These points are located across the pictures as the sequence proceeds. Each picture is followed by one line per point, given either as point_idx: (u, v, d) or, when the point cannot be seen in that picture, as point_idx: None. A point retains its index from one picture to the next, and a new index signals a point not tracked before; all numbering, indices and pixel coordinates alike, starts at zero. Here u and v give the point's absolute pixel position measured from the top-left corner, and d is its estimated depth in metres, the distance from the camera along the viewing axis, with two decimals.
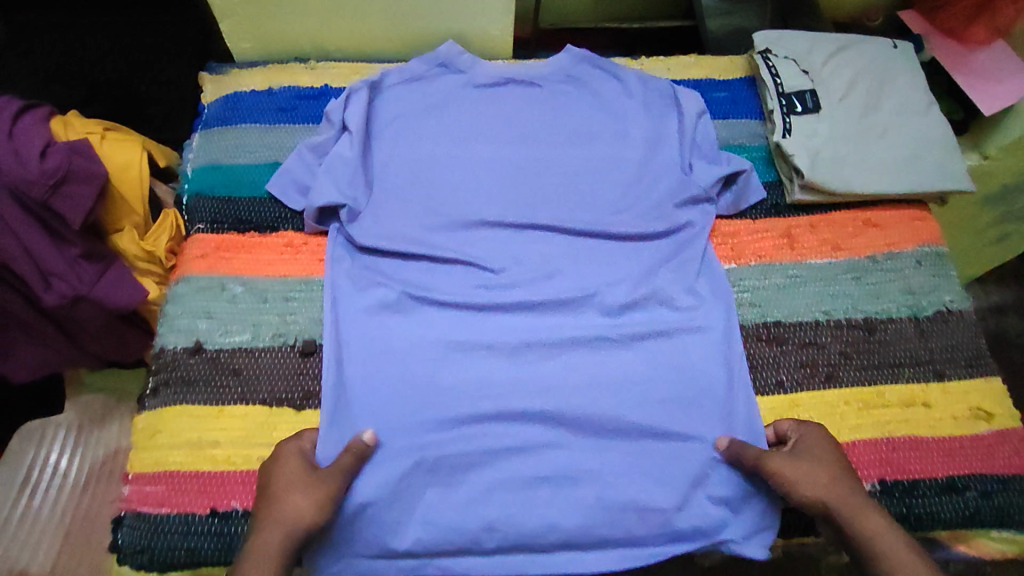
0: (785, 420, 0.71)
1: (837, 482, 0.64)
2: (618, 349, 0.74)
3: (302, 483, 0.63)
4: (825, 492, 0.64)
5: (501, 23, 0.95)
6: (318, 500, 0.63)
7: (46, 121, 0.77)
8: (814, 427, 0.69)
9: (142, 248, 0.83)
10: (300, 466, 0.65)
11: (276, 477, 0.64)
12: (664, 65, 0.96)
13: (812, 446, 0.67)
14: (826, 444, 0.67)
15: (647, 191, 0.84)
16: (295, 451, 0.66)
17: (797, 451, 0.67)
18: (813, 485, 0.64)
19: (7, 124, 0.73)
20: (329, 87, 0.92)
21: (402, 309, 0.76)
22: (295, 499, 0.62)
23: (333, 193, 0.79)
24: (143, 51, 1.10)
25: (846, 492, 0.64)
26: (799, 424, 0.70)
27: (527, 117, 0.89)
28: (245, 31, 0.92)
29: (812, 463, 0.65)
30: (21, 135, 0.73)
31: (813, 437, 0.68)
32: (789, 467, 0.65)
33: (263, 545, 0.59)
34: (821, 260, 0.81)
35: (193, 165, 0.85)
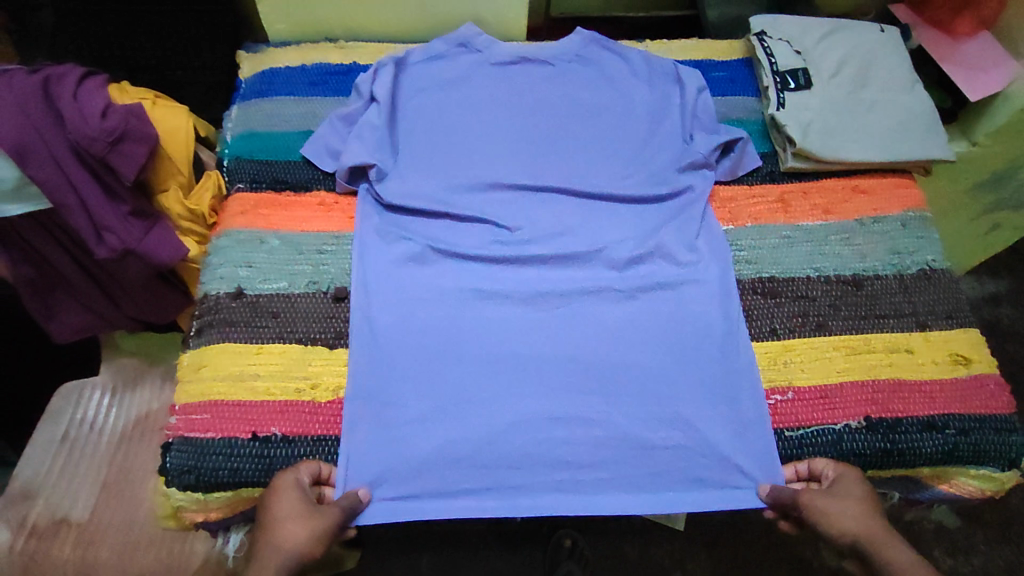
0: (822, 459, 0.73)
1: (872, 520, 0.66)
2: (626, 301, 0.80)
3: (300, 513, 0.65)
4: (858, 529, 0.65)
5: (517, 7, 1.02)
6: (314, 534, 0.64)
7: (105, 87, 0.85)
8: (855, 471, 0.71)
9: (186, 206, 0.90)
10: (296, 497, 0.66)
11: (273, 508, 0.65)
12: (666, 47, 1.04)
13: (850, 488, 0.68)
14: (862, 488, 0.69)
15: (651, 159, 0.91)
16: (291, 481, 0.67)
17: (835, 490, 0.68)
18: (844, 526, 0.66)
19: (72, 87, 0.81)
20: (357, 64, 1.00)
21: (426, 261, 0.82)
22: (293, 529, 0.64)
23: (363, 155, 0.86)
24: (180, 40, 1.20)
25: (877, 532, 0.65)
26: (844, 467, 0.71)
27: (540, 93, 0.97)
28: (281, 13, 1.00)
29: (846, 502, 0.67)
30: (84, 98, 0.81)
31: (853, 478, 0.70)
32: (822, 501, 0.67)
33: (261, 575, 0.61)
34: (812, 222, 0.87)
35: (233, 132, 0.93)
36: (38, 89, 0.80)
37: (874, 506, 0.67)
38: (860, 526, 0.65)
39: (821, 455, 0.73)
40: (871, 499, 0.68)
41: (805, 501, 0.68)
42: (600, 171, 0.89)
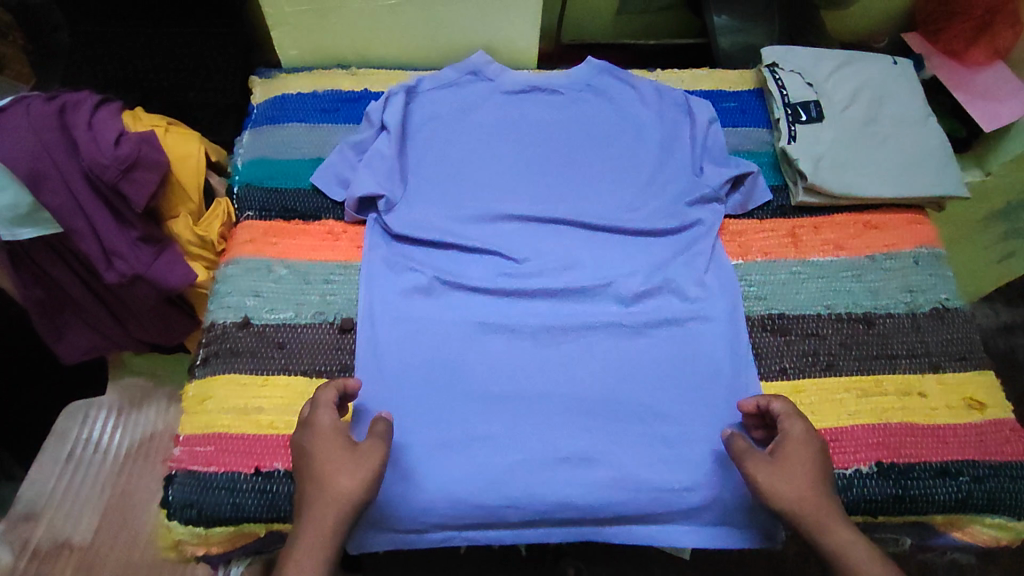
0: (780, 403, 0.69)
1: (814, 494, 0.63)
2: (633, 337, 0.79)
3: (346, 461, 0.64)
4: (796, 504, 0.62)
5: (529, 35, 1.02)
6: (364, 481, 0.63)
7: (119, 113, 0.86)
8: (803, 425, 0.67)
9: (195, 233, 0.90)
10: (339, 442, 0.65)
11: (319, 456, 0.64)
12: (677, 77, 1.03)
13: (795, 454, 0.65)
14: (807, 453, 0.65)
15: (661, 191, 0.90)
16: (330, 424, 0.66)
17: (780, 456, 0.65)
18: (785, 499, 0.63)
19: (87, 113, 0.82)
20: (369, 91, 1.01)
21: (433, 292, 0.82)
22: (343, 479, 0.63)
23: (372, 184, 0.86)
24: (192, 62, 1.22)
25: (812, 503, 0.62)
26: (797, 421, 0.67)
27: (550, 124, 0.97)
28: (295, 39, 1.01)
29: (786, 474, 0.64)
30: (98, 124, 0.82)
31: (799, 438, 0.66)
32: (765, 475, 0.64)
33: (319, 527, 0.60)
34: (823, 257, 0.86)
35: (244, 159, 0.94)
36: (53, 115, 0.81)
37: (818, 476, 0.64)
38: (802, 494, 0.63)
39: (777, 399, 0.70)
40: (816, 465, 0.65)
41: (748, 471, 0.65)
42: (609, 203, 0.89)
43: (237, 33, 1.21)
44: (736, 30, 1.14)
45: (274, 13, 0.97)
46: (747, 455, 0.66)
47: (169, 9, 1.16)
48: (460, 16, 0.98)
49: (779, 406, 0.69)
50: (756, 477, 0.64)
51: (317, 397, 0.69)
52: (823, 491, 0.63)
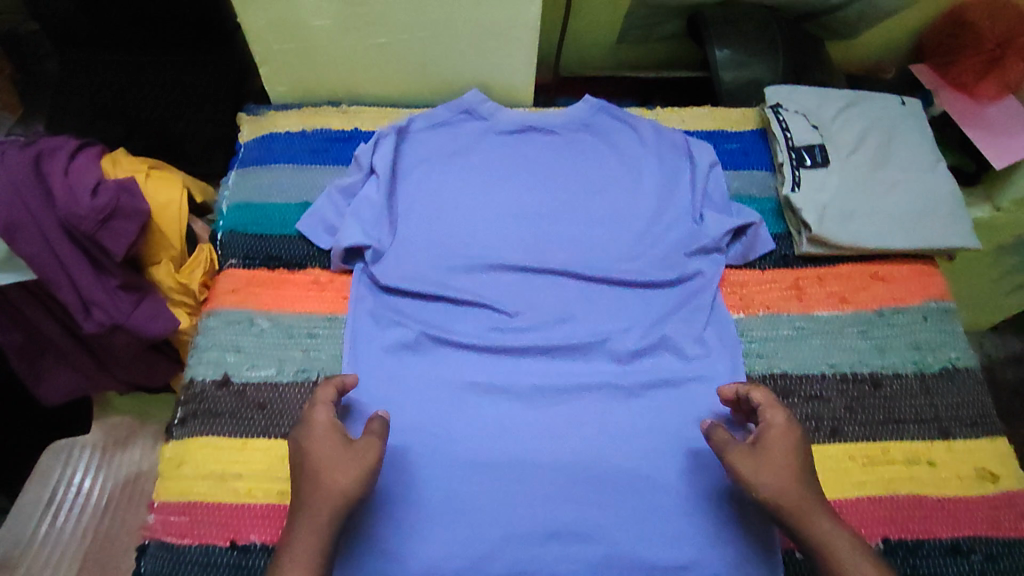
0: (761, 394, 0.68)
1: (799, 486, 0.61)
2: (630, 394, 0.76)
3: (340, 458, 0.63)
4: (781, 496, 0.60)
5: (524, 74, 0.98)
6: (358, 477, 0.62)
7: (98, 160, 0.84)
8: (783, 414, 0.66)
9: (176, 281, 0.87)
10: (335, 438, 0.64)
11: (313, 452, 0.63)
12: (678, 116, 1.00)
13: (778, 444, 0.64)
14: (789, 440, 0.64)
15: (659, 240, 0.87)
16: (325, 419, 0.66)
17: (761, 447, 0.64)
18: (769, 490, 0.61)
19: (65, 161, 0.80)
20: (359, 130, 0.98)
21: (420, 348, 0.79)
22: (336, 475, 0.61)
23: (359, 234, 0.83)
24: (185, 93, 1.22)
25: (796, 492, 0.61)
26: (777, 412, 0.66)
27: (545, 166, 0.94)
28: (283, 75, 0.98)
29: (766, 463, 0.62)
30: (77, 173, 0.80)
31: (782, 427, 0.65)
32: (746, 465, 0.63)
33: (313, 524, 0.58)
34: (828, 312, 0.83)
35: (227, 203, 0.91)
36: (29, 164, 0.78)
37: (800, 465, 0.63)
38: (791, 487, 0.61)
39: (757, 389, 0.69)
40: (799, 453, 0.63)
41: (732, 462, 0.64)
42: (604, 250, 0.86)
43: (232, 66, 1.24)
44: (740, 65, 1.10)
45: (261, 51, 0.94)
46: (729, 446, 0.65)
47: (173, 45, 1.22)
48: (452, 55, 0.95)
49: (759, 397, 0.68)
50: (739, 467, 0.63)
51: (315, 396, 0.69)
52: (807, 482, 0.61)
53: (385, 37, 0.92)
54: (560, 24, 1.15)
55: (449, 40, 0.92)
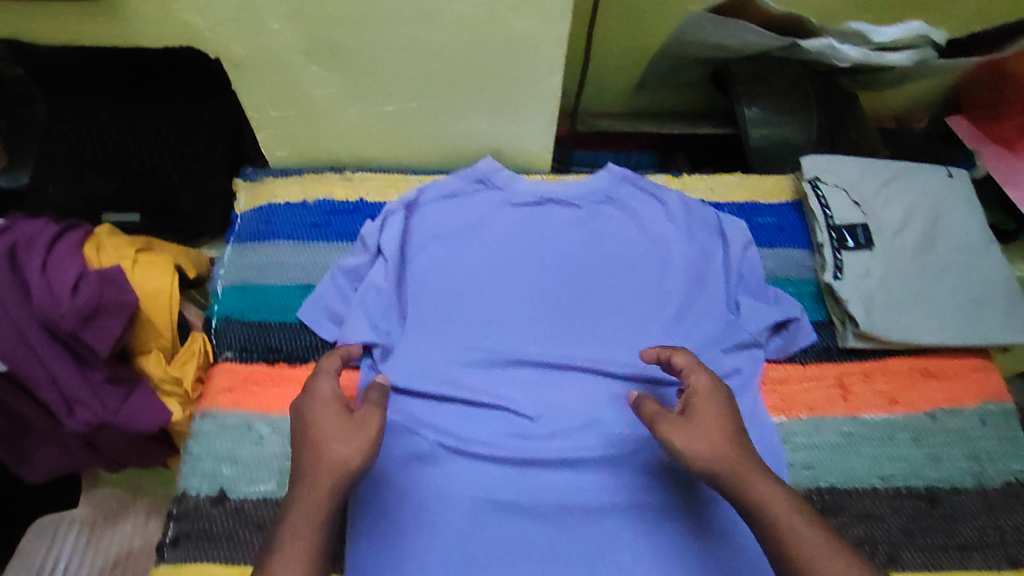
0: (683, 357, 0.68)
1: (730, 446, 0.60)
2: (655, 488, 0.72)
3: (344, 430, 0.61)
4: (713, 461, 0.59)
5: (543, 143, 0.90)
6: (361, 448, 0.60)
7: (80, 246, 0.77)
8: (707, 377, 0.66)
9: (169, 374, 0.80)
10: (336, 408, 0.63)
11: (318, 423, 0.62)
12: (707, 186, 0.95)
13: (703, 405, 0.63)
14: (713, 402, 0.63)
15: (692, 332, 0.80)
16: (326, 389, 0.66)
17: (688, 417, 0.62)
18: (697, 459, 0.60)
19: (42, 254, 0.73)
20: (365, 201, 0.91)
21: (435, 461, 0.72)
22: (337, 447, 0.60)
23: (367, 330, 0.77)
24: (180, 141, 1.14)
25: (727, 454, 0.60)
26: (699, 374, 0.66)
27: (565, 243, 0.88)
28: (282, 140, 0.91)
29: (689, 428, 0.61)
30: (56, 267, 0.73)
31: (705, 392, 0.64)
32: (679, 436, 0.61)
33: (315, 497, 0.57)
34: (876, 415, 0.76)
35: (223, 284, 0.85)
36: (5, 260, 0.72)
37: (731, 429, 0.62)
38: (724, 446, 0.60)
39: (681, 352, 0.68)
40: (724, 414, 0.63)
41: (662, 433, 0.62)
42: (627, 338, 0.81)
43: (226, 111, 1.14)
44: (766, 122, 1.02)
45: (259, 118, 0.87)
46: (659, 417, 0.64)
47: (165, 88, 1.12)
48: (465, 124, 0.87)
49: (680, 361, 0.68)
50: (666, 435, 0.62)
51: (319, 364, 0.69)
52: (734, 440, 0.61)
53: (392, 104, 0.84)
54: (579, 76, 1.07)
55: (463, 108, 0.85)
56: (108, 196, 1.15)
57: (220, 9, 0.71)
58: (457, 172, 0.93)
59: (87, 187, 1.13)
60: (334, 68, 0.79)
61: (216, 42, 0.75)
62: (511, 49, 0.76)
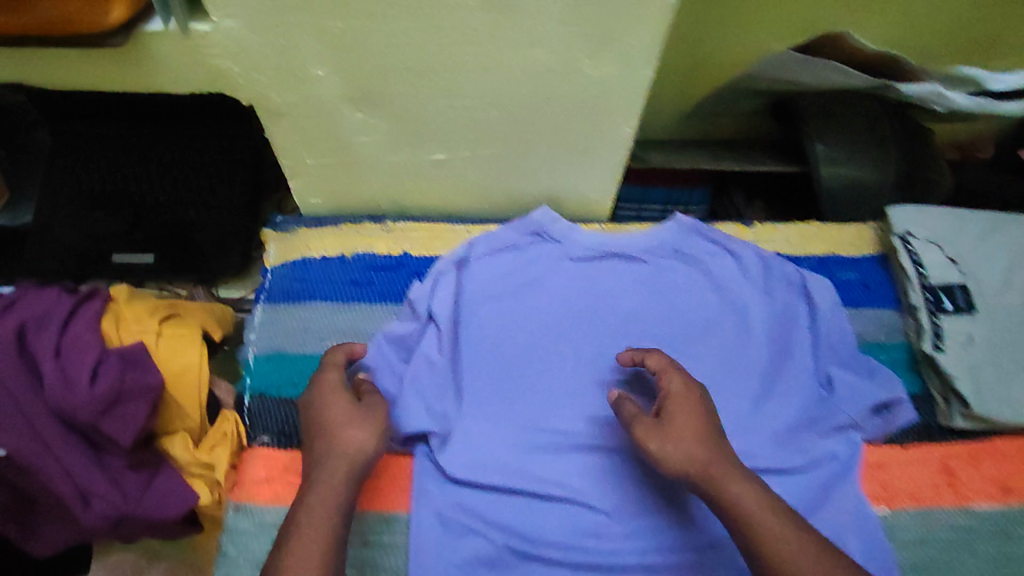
0: (657, 357, 0.69)
1: (704, 449, 0.60)
2: (734, 575, 0.66)
3: (356, 417, 0.62)
4: (688, 466, 0.60)
5: (605, 191, 0.82)
6: (373, 434, 0.61)
7: (97, 322, 0.68)
8: (681, 379, 0.65)
9: (197, 459, 0.71)
10: (344, 399, 0.63)
11: (329, 410, 0.62)
12: (782, 237, 0.87)
13: (679, 401, 0.63)
14: (689, 403, 0.63)
15: (778, 414, 0.74)
16: (334, 380, 0.65)
17: (664, 427, 0.62)
18: (674, 466, 0.60)
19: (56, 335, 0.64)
20: (409, 256, 0.83)
21: (502, 565, 0.66)
22: (352, 433, 0.61)
23: (425, 416, 0.70)
24: (195, 173, 1.04)
25: (704, 457, 0.60)
26: (673, 374, 0.66)
27: (631, 304, 0.81)
28: (316, 187, 0.82)
29: (673, 429, 0.61)
30: (71, 350, 0.64)
31: (680, 394, 0.64)
32: (655, 442, 0.61)
33: (334, 484, 0.58)
34: (989, 505, 0.70)
35: (255, 352, 0.77)
36: (12, 342, 0.64)
37: (708, 428, 0.62)
38: (699, 448, 0.60)
39: (654, 352, 0.69)
40: (700, 413, 0.63)
41: (638, 438, 0.63)
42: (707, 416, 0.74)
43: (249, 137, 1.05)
44: (838, 160, 0.93)
45: (292, 165, 0.77)
46: (635, 419, 0.64)
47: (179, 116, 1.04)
48: (521, 172, 0.79)
49: (656, 362, 0.68)
50: (642, 439, 0.62)
51: (324, 360, 0.68)
52: (713, 443, 0.61)
53: (444, 152, 0.75)
54: None
55: (522, 157, 0.76)
56: (121, 232, 1.05)
57: (257, 55, 0.61)
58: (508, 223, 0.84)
59: (99, 223, 1.03)
60: (381, 115, 0.69)
61: (251, 90, 0.66)
62: (584, 97, 0.67)
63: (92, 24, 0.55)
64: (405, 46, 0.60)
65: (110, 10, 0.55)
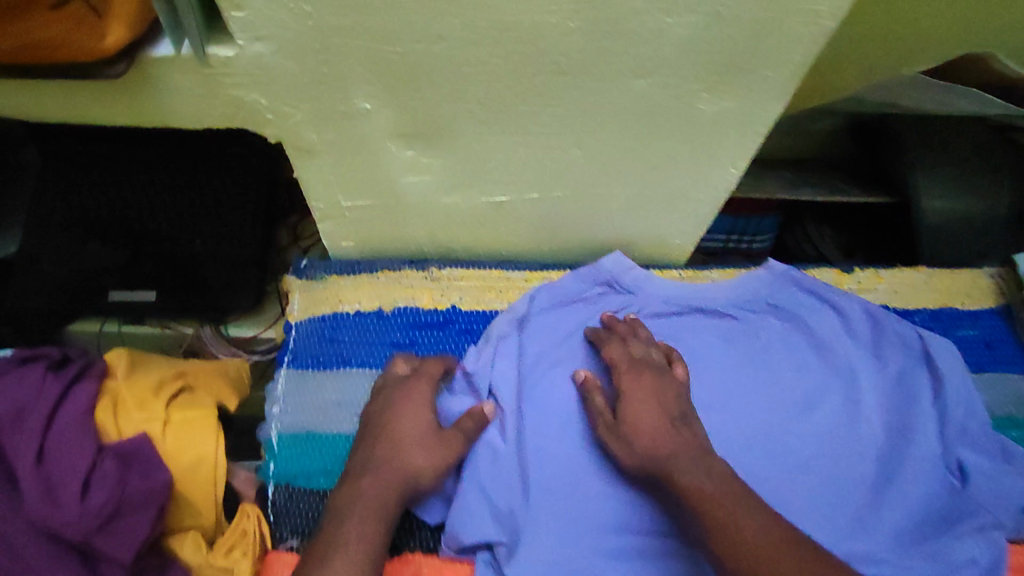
0: (616, 349, 0.66)
1: (666, 442, 0.57)
2: None
3: (430, 440, 0.59)
4: (645, 460, 0.57)
5: (691, 235, 0.70)
6: (437, 466, 0.59)
7: (90, 413, 0.56)
8: (626, 365, 0.64)
9: (213, 564, 0.59)
10: (426, 415, 0.61)
11: (405, 423, 0.60)
12: (889, 287, 0.76)
13: (630, 393, 0.61)
14: (643, 392, 0.61)
15: (902, 508, 0.65)
16: (425, 393, 0.62)
17: (621, 424, 0.60)
18: (631, 465, 0.58)
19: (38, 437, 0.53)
20: (458, 310, 0.72)
21: None
22: (418, 456, 0.58)
23: (488, 524, 0.60)
24: (201, 198, 0.86)
25: (666, 449, 0.57)
26: (624, 368, 0.64)
27: (716, 370, 0.71)
28: (349, 230, 0.69)
29: (636, 418, 0.60)
30: (57, 454, 0.52)
31: (634, 385, 0.62)
32: (615, 440, 0.60)
33: (376, 508, 0.55)
34: None
35: (279, 429, 0.66)
36: None
37: (664, 417, 0.59)
38: (642, 439, 0.58)
39: (614, 342, 0.66)
40: (659, 403, 0.60)
41: (601, 435, 0.61)
42: (812, 502, 0.65)
43: (262, 155, 0.86)
44: (943, 191, 0.80)
45: (324, 208, 0.65)
46: (597, 415, 0.62)
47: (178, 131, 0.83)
48: (594, 215, 0.66)
49: (611, 351, 0.66)
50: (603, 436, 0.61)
51: (421, 367, 0.65)
52: (673, 435, 0.58)
53: (508, 195, 0.62)
54: None
55: (600, 200, 0.63)
56: (113, 272, 0.87)
57: (293, 85, 0.49)
58: (574, 269, 0.73)
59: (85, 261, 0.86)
60: (436, 153, 0.57)
61: (280, 125, 0.53)
62: (690, 136, 0.54)
63: (84, 54, 0.42)
64: (479, 77, 0.48)
65: (106, 33, 0.42)
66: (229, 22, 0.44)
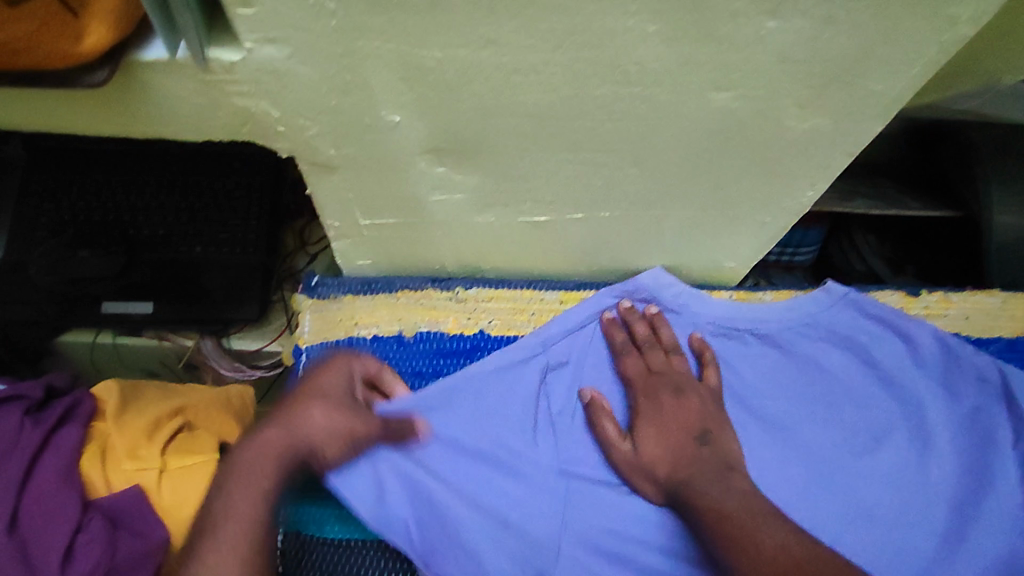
0: (632, 362, 0.63)
1: (678, 465, 0.58)
2: None
3: (334, 406, 0.52)
4: (665, 487, 0.57)
5: (749, 255, 0.62)
6: (337, 433, 0.52)
7: (73, 464, 0.50)
8: (634, 376, 0.62)
9: None
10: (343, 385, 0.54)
11: (308, 387, 0.52)
12: (960, 312, 0.70)
13: (646, 419, 0.60)
14: (653, 412, 0.60)
15: (982, 558, 0.60)
16: (339, 361, 0.55)
17: (636, 456, 0.59)
18: (651, 496, 0.58)
19: (14, 498, 0.47)
20: (486, 336, 0.65)
21: None
22: (314, 421, 0.51)
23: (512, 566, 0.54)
24: (200, 200, 0.76)
25: (684, 476, 0.56)
26: (638, 389, 0.62)
27: (773, 402, 0.64)
28: (366, 249, 0.62)
29: (648, 440, 0.59)
30: (36, 519, 0.47)
31: (647, 408, 0.61)
32: (636, 470, 0.59)
33: (257, 474, 0.47)
34: None
35: None
36: None
37: (681, 441, 0.59)
38: (663, 468, 0.58)
39: (629, 353, 0.63)
40: (676, 425, 0.60)
41: (615, 462, 0.59)
42: (885, 549, 0.59)
43: (264, 155, 0.77)
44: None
45: (340, 226, 0.57)
46: (608, 438, 0.60)
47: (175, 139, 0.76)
48: (642, 237, 0.59)
49: (627, 366, 0.63)
50: (620, 465, 0.59)
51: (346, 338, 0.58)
52: (689, 460, 0.57)
53: (548, 215, 0.55)
54: None
55: (653, 221, 0.56)
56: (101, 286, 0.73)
57: (309, 95, 0.42)
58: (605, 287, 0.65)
59: (70, 272, 0.71)
60: (471, 170, 0.49)
61: (294, 139, 0.46)
62: (768, 154, 0.47)
63: (57, 58, 0.35)
64: (531, 88, 0.40)
65: (84, 33, 0.34)
66: (234, 21, 0.36)
